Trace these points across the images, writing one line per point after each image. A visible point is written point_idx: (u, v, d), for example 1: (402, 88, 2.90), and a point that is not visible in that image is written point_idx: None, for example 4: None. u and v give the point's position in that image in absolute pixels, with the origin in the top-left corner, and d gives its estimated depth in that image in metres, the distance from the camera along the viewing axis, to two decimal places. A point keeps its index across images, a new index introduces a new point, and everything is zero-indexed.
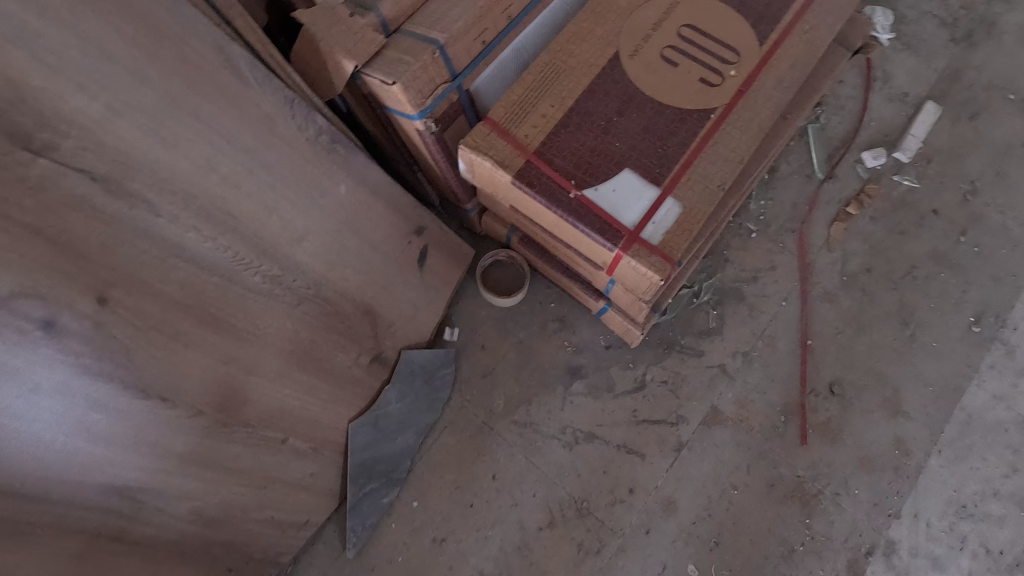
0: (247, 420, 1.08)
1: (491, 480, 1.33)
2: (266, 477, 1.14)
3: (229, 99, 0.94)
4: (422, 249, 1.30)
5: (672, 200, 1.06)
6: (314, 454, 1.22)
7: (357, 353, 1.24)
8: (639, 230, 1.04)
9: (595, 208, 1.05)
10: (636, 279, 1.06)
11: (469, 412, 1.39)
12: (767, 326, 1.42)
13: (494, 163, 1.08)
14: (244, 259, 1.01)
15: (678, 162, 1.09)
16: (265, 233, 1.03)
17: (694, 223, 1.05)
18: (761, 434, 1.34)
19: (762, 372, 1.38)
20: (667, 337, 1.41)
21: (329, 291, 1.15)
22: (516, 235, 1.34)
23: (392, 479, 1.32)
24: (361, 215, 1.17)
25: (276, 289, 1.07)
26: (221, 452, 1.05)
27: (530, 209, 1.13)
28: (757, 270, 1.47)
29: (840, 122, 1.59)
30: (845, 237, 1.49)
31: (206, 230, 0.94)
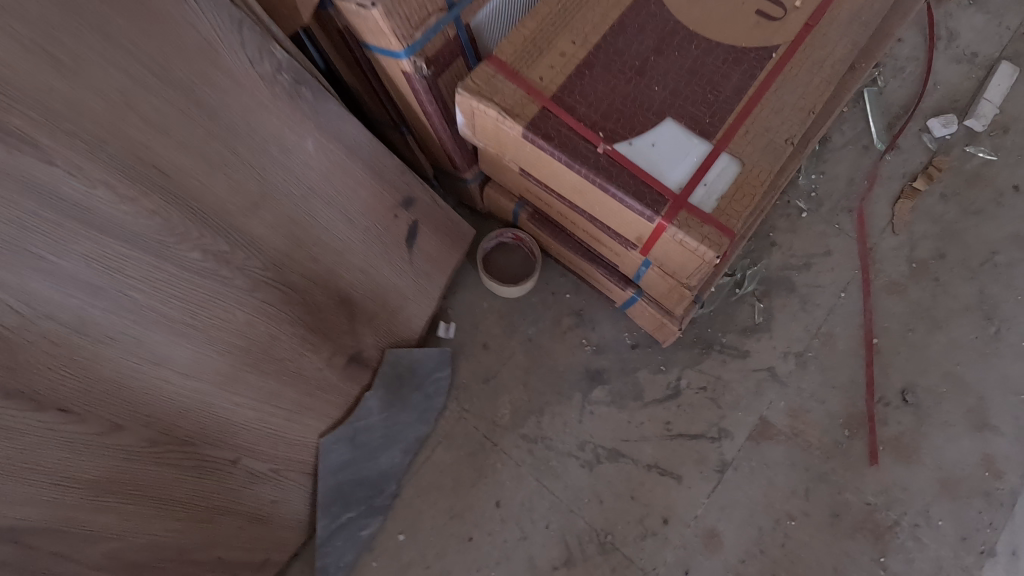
0: (184, 436, 0.85)
1: (494, 508, 1.10)
2: (212, 508, 0.91)
3: (152, 13, 0.70)
4: (412, 226, 1.07)
5: (728, 158, 0.84)
6: (274, 478, 0.99)
7: (330, 353, 1.01)
8: (686, 194, 0.82)
9: (630, 165, 0.83)
10: (681, 256, 0.84)
11: (468, 425, 1.16)
12: (823, 321, 1.19)
13: (501, 112, 0.86)
14: (181, 230, 0.77)
15: (733, 111, 0.86)
16: (208, 198, 0.80)
17: (756, 186, 0.82)
18: (820, 451, 1.11)
19: (820, 378, 1.15)
20: (705, 334, 1.18)
21: (293, 275, 0.92)
22: (525, 210, 1.11)
23: (374, 507, 1.09)
24: (335, 181, 0.93)
25: (223, 270, 0.83)
26: (152, 478, 0.82)
27: (547, 171, 0.90)
28: (809, 255, 1.24)
29: (900, 86, 1.37)
30: (911, 218, 1.26)
31: (121, 188, 0.71)
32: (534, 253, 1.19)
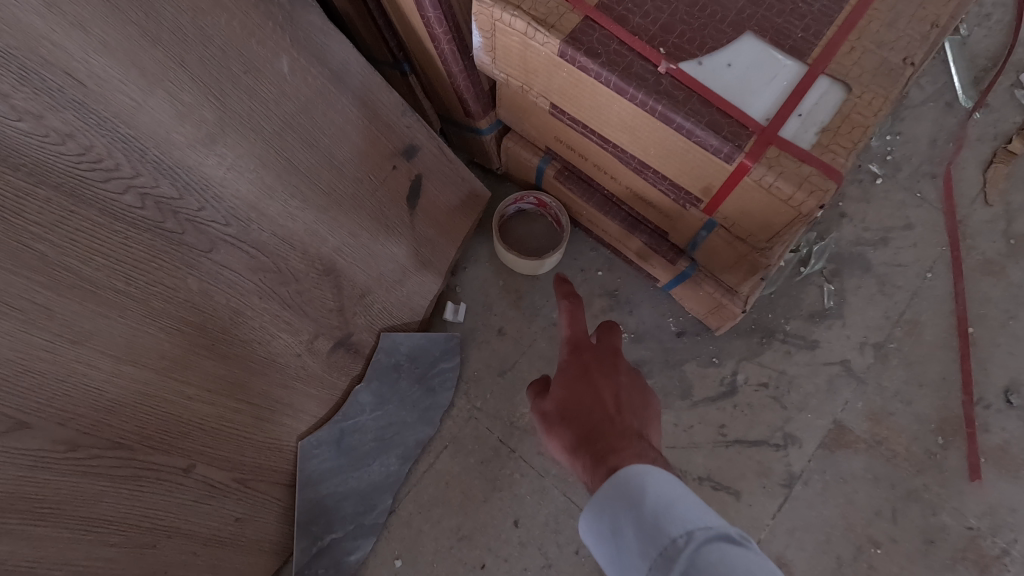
0: (119, 436, 0.64)
1: (512, 527, 0.95)
2: (158, 530, 0.71)
3: None
4: (414, 181, 0.89)
5: (828, 82, 0.63)
6: (241, 491, 0.80)
7: (312, 336, 0.82)
8: (777, 125, 0.62)
9: (702, 88, 0.63)
10: (765, 207, 0.65)
11: (479, 427, 1.00)
12: (907, 306, 0.99)
13: (531, 22, 0.66)
14: (105, 161, 0.58)
15: (834, 22, 0.65)
16: (145, 123, 0.60)
17: (868, 117, 0.62)
18: (910, 464, 0.91)
19: (905, 374, 0.96)
20: (765, 320, 0.98)
21: (262, 235, 0.72)
22: (553, 165, 0.92)
23: (364, 526, 0.94)
24: (316, 115, 0.74)
25: (169, 223, 0.63)
26: (73, 493, 0.62)
27: (588, 102, 0.71)
28: (886, 228, 1.03)
29: (988, 35, 1.15)
30: (1006, 186, 1.06)
31: (13, 94, 0.51)
32: (563, 223, 0.98)
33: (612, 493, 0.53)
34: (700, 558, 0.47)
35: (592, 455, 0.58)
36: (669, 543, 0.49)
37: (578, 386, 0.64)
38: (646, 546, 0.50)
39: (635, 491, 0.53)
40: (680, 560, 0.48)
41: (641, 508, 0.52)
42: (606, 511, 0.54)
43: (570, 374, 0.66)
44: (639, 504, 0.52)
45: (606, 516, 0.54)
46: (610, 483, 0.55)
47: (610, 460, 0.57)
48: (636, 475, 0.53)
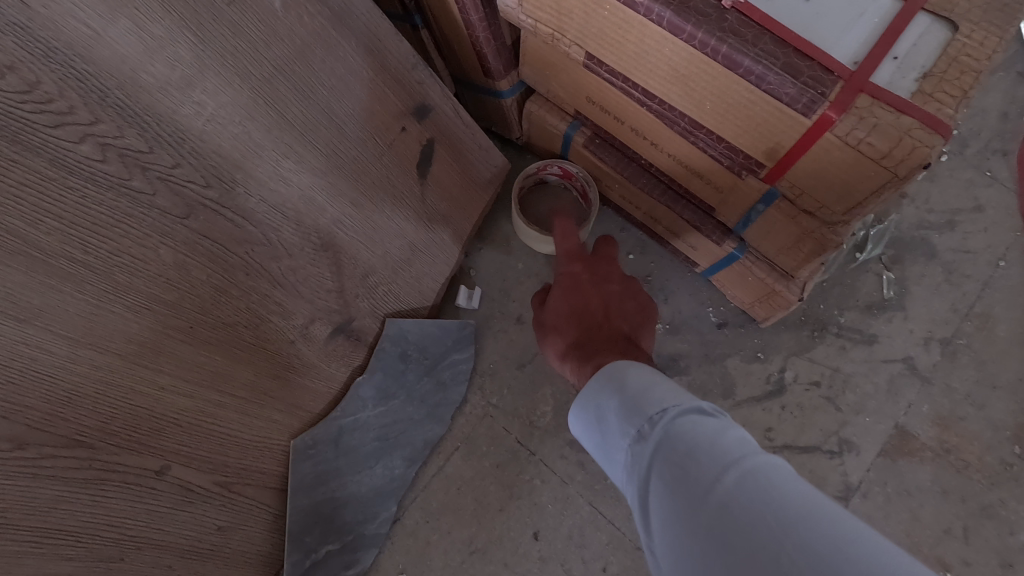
0: (78, 434, 0.55)
1: (531, 540, 0.85)
2: (127, 541, 0.61)
3: None
4: (426, 148, 0.79)
5: (928, 18, 0.52)
6: (224, 496, 0.71)
7: (308, 320, 0.72)
8: (869, 69, 0.51)
9: (776, 26, 0.52)
10: (845, 171, 0.54)
11: (494, 425, 0.90)
12: (976, 297, 0.88)
13: None
14: (56, 102, 0.47)
15: None
16: (105, 57, 0.49)
17: (981, 60, 0.51)
18: (984, 475, 0.80)
19: (976, 374, 0.85)
20: (817, 311, 0.87)
21: (250, 202, 0.62)
22: (582, 132, 0.81)
23: (365, 535, 0.84)
24: (315, 63, 0.64)
25: (137, 181, 0.53)
26: (20, 499, 0.52)
27: (633, 48, 0.60)
28: (953, 210, 0.92)
29: None
30: None
31: None
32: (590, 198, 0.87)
33: (597, 383, 0.50)
34: (676, 430, 0.42)
35: (578, 354, 0.60)
36: (645, 421, 0.44)
37: (570, 296, 0.67)
38: (624, 427, 0.45)
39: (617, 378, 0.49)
40: (655, 434, 0.42)
41: (621, 392, 0.48)
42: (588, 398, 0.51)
43: (565, 283, 0.69)
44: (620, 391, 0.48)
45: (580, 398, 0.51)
46: (599, 378, 0.51)
47: (596, 356, 0.58)
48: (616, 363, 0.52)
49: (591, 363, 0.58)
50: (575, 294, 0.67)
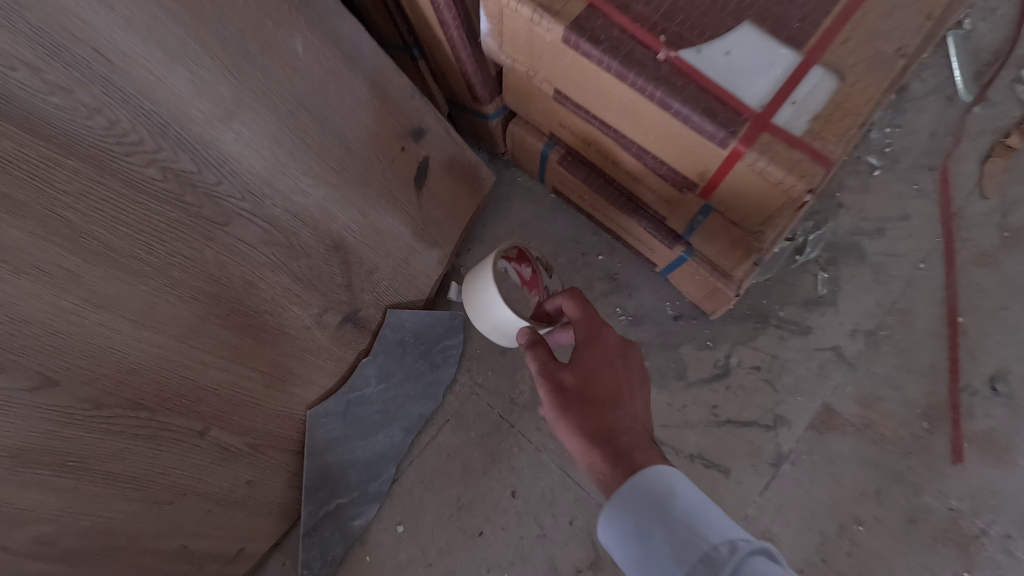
0: (139, 398, 0.69)
1: (510, 499, 0.99)
2: (174, 487, 0.75)
3: None
4: (422, 164, 0.92)
5: (822, 69, 0.66)
6: (252, 456, 0.84)
7: (321, 309, 0.85)
8: (771, 112, 0.64)
9: (699, 76, 0.65)
10: (757, 197, 0.69)
11: (481, 401, 1.04)
12: (899, 295, 1.02)
13: (536, 7, 0.68)
14: (129, 136, 0.61)
15: (832, 12, 0.67)
16: (165, 99, 0.63)
17: (861, 104, 0.64)
18: (896, 447, 0.94)
19: (896, 361, 0.98)
20: (760, 306, 1.01)
21: (276, 211, 0.76)
22: (556, 150, 0.95)
23: (368, 493, 0.98)
24: (329, 96, 0.77)
25: (188, 195, 0.67)
26: (94, 448, 0.67)
27: (589, 88, 0.73)
28: (884, 219, 1.06)
29: (991, 30, 1.17)
30: (1003, 179, 1.07)
31: (46, 70, 0.54)
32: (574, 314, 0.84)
33: (648, 504, 0.58)
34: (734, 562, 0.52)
35: (609, 445, 0.61)
36: (703, 552, 0.53)
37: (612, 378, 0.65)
38: (682, 554, 0.54)
39: (660, 489, 0.58)
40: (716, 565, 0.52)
41: (664, 505, 0.57)
42: (623, 502, 0.58)
43: (606, 360, 0.66)
44: (660, 502, 0.57)
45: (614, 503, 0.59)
46: (646, 497, 0.58)
47: (630, 453, 0.61)
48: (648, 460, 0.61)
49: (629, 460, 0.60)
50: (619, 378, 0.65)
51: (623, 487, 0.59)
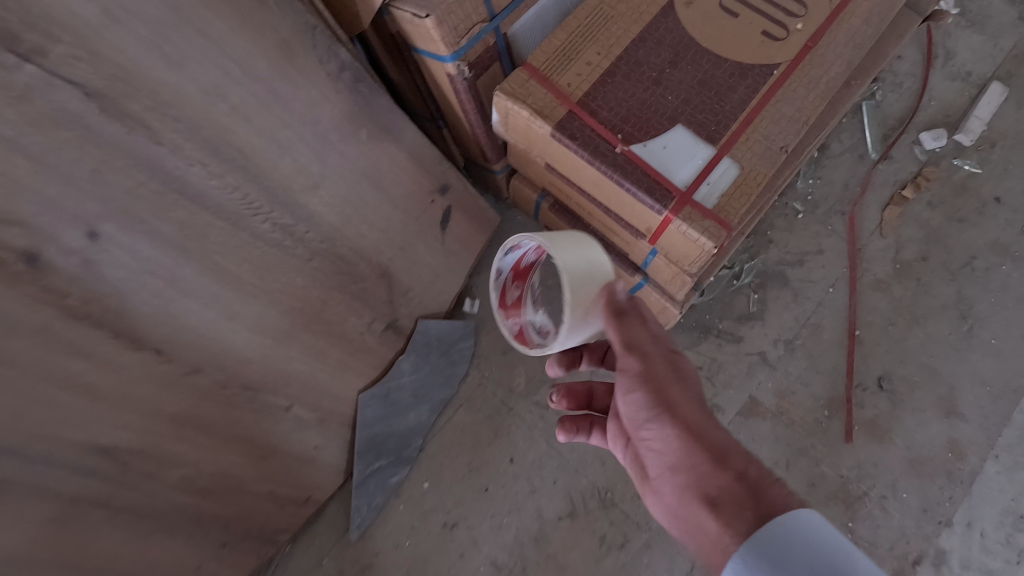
0: (249, 382, 0.99)
1: (509, 464, 1.28)
2: (266, 446, 1.06)
3: (245, 19, 0.82)
4: (445, 210, 1.21)
5: (728, 160, 0.95)
6: (319, 427, 1.14)
7: (371, 319, 1.14)
8: (691, 191, 0.93)
9: (643, 165, 0.94)
10: (685, 244, 0.96)
11: (487, 390, 1.34)
12: (812, 312, 1.31)
13: (531, 112, 0.97)
14: (254, 205, 0.90)
15: (737, 121, 0.97)
16: (277, 177, 0.92)
17: (752, 186, 0.94)
18: (803, 429, 1.24)
19: (807, 363, 1.28)
20: (704, 320, 1.31)
21: (344, 249, 1.05)
22: (547, 200, 1.24)
23: (402, 457, 1.27)
24: (383, 166, 1.06)
25: (287, 241, 0.96)
26: (217, 415, 0.97)
27: (569, 165, 1.02)
28: (803, 252, 1.35)
29: (898, 100, 1.46)
30: (899, 223, 1.37)
31: (211, 166, 0.84)
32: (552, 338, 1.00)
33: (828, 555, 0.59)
34: None
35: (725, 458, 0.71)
36: None
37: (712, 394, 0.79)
38: None
39: (832, 544, 0.60)
40: None
41: (839, 563, 0.58)
42: (784, 551, 0.60)
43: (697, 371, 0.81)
44: (835, 561, 0.59)
45: (759, 532, 0.63)
46: (825, 548, 0.60)
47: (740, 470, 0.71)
48: (796, 505, 0.64)
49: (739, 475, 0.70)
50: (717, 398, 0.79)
51: (776, 528, 0.62)
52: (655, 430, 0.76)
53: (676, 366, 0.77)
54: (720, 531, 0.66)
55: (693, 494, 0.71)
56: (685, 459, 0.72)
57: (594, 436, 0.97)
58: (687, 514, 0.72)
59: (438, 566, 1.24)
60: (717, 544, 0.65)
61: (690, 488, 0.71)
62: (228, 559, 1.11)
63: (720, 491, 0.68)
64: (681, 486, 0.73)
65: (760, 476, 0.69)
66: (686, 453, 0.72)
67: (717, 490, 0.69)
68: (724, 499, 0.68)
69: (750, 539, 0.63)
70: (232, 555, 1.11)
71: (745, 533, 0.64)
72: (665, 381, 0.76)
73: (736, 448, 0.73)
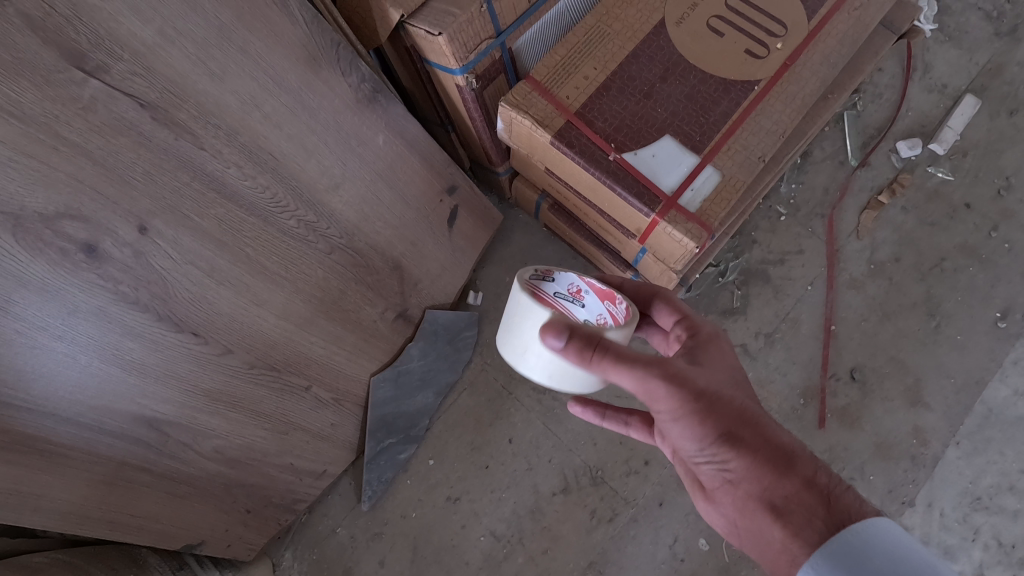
0: (274, 363, 1.09)
1: (508, 444, 1.39)
2: (288, 423, 1.16)
3: (277, 37, 0.91)
4: (453, 209, 1.31)
5: (711, 168, 1.05)
6: (336, 407, 1.25)
7: (384, 308, 1.24)
8: (677, 196, 1.03)
9: (634, 172, 1.04)
10: (671, 244, 1.06)
11: (489, 375, 1.44)
12: (791, 308, 1.42)
13: (533, 122, 1.06)
14: (282, 203, 1.00)
15: (720, 132, 1.07)
16: (302, 178, 1.02)
17: (732, 192, 1.04)
18: (779, 415, 1.36)
19: (784, 355, 1.39)
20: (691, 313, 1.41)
21: (361, 244, 1.15)
22: (547, 201, 1.35)
23: (410, 436, 1.37)
24: (397, 168, 1.16)
25: (311, 236, 1.06)
26: (245, 393, 1.07)
27: (567, 170, 1.12)
28: (784, 252, 1.45)
29: (878, 110, 1.55)
30: (875, 226, 1.47)
31: (246, 168, 0.94)
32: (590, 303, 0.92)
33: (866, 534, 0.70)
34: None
35: (791, 467, 0.78)
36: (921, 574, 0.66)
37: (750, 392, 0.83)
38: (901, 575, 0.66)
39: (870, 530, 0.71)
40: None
41: (917, 569, 0.67)
42: (853, 555, 0.69)
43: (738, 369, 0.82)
44: (913, 566, 0.67)
45: (833, 540, 0.71)
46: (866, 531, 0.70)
47: (804, 476, 0.77)
48: (869, 514, 0.73)
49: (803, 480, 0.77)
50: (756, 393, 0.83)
51: (854, 536, 0.70)
52: (712, 455, 0.79)
53: (713, 389, 0.78)
54: (789, 539, 0.74)
55: (758, 504, 0.78)
56: (747, 476, 0.78)
57: (634, 429, 1.02)
58: (750, 518, 0.79)
59: (442, 535, 1.35)
60: (788, 551, 0.73)
61: (755, 499, 0.78)
62: (252, 524, 1.22)
63: (789, 501, 0.75)
64: (745, 498, 0.79)
65: (829, 482, 0.77)
66: (748, 471, 0.77)
67: (784, 500, 0.76)
68: (793, 508, 0.75)
69: (824, 546, 0.71)
70: (256, 521, 1.22)
71: (815, 542, 0.72)
72: (707, 412, 0.76)
73: (792, 449, 0.79)
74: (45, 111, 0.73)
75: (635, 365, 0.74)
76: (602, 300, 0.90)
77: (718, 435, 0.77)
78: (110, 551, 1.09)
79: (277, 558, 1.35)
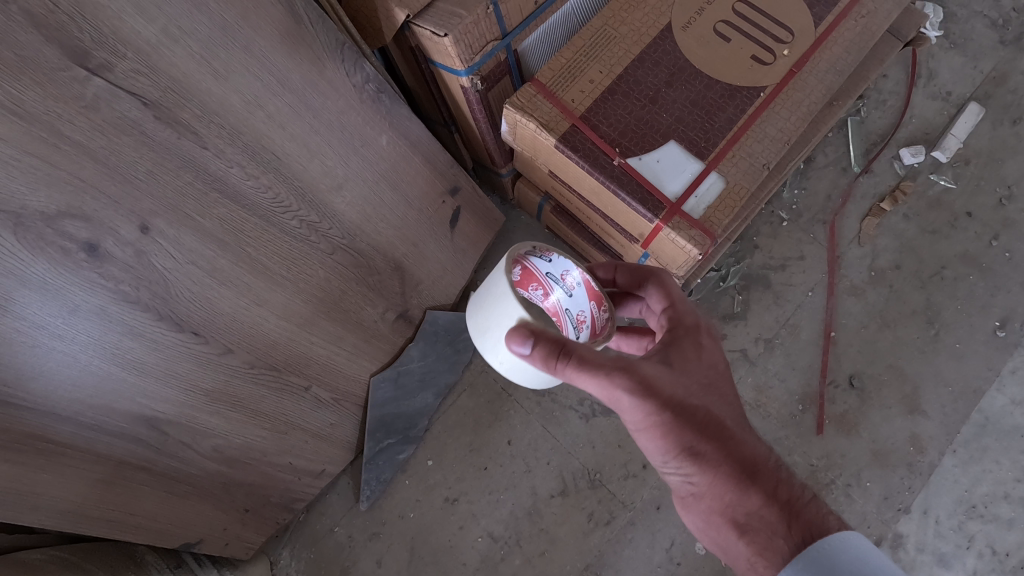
0: (275, 362, 1.09)
1: (506, 445, 1.40)
2: (288, 422, 1.16)
3: (282, 36, 0.91)
4: (455, 210, 1.31)
5: (715, 174, 1.05)
6: (335, 407, 1.25)
7: (384, 309, 1.24)
8: (681, 202, 1.03)
9: (638, 177, 1.04)
10: (674, 250, 1.06)
11: (489, 377, 1.45)
12: (791, 314, 1.42)
13: (538, 125, 1.06)
14: (285, 203, 1.00)
15: (725, 139, 1.07)
16: (305, 178, 1.01)
17: (735, 199, 1.04)
18: (777, 421, 1.36)
19: (784, 360, 1.39)
20: None
21: (362, 245, 1.15)
22: (549, 203, 1.35)
23: (410, 436, 1.38)
24: (399, 169, 1.16)
25: (313, 236, 1.05)
26: (245, 393, 1.06)
27: (571, 174, 1.12)
28: (786, 258, 1.45)
29: (882, 116, 1.55)
30: (876, 233, 1.47)
31: (248, 167, 0.93)
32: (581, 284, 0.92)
33: (830, 547, 0.72)
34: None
35: (755, 481, 0.78)
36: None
37: (722, 399, 0.81)
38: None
39: (833, 543, 0.72)
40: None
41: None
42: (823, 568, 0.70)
43: (710, 375, 0.81)
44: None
45: (799, 558, 0.72)
46: (828, 544, 0.72)
47: (769, 491, 0.78)
48: (834, 528, 0.74)
49: (766, 495, 0.77)
50: (729, 399, 0.82)
51: (820, 552, 0.71)
52: (676, 467, 0.79)
53: (682, 399, 0.77)
54: (753, 557, 0.75)
55: (720, 519, 0.79)
56: (710, 491, 0.78)
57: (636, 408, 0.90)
58: (715, 533, 0.80)
59: (440, 535, 1.35)
60: (753, 568, 0.75)
61: (717, 515, 0.79)
62: (251, 523, 1.22)
63: (750, 517, 0.76)
64: (707, 511, 0.80)
65: (791, 496, 0.78)
66: (711, 484, 0.78)
67: (745, 516, 0.77)
68: (755, 524, 0.76)
69: (788, 564, 0.72)
70: (254, 520, 1.22)
71: (783, 557, 0.73)
72: (673, 425, 0.75)
73: (759, 466, 0.79)
74: (48, 109, 0.73)
75: (599, 374, 0.72)
76: (589, 298, 0.89)
77: (684, 449, 0.77)
78: (107, 549, 1.09)
79: (274, 556, 1.35)
